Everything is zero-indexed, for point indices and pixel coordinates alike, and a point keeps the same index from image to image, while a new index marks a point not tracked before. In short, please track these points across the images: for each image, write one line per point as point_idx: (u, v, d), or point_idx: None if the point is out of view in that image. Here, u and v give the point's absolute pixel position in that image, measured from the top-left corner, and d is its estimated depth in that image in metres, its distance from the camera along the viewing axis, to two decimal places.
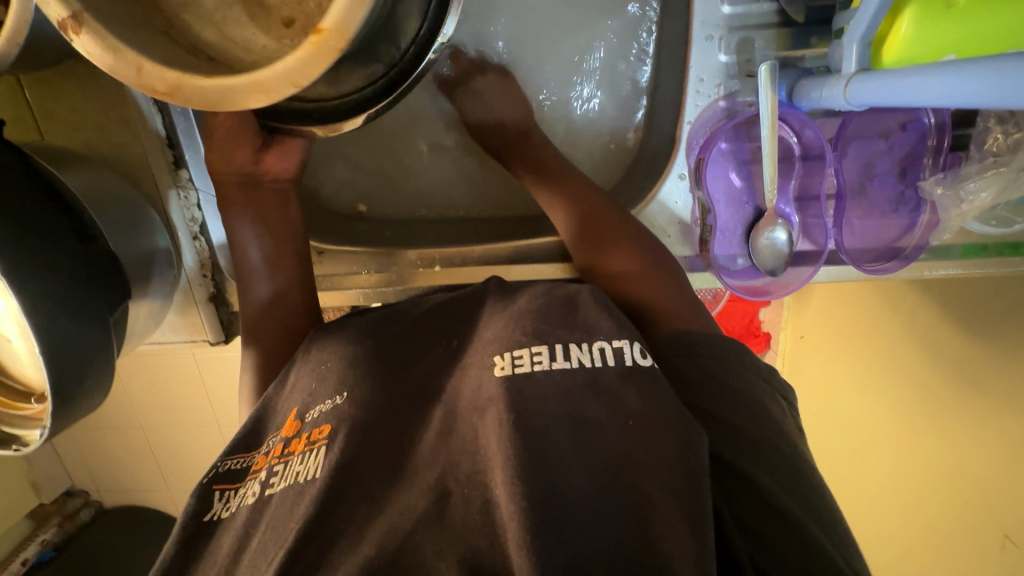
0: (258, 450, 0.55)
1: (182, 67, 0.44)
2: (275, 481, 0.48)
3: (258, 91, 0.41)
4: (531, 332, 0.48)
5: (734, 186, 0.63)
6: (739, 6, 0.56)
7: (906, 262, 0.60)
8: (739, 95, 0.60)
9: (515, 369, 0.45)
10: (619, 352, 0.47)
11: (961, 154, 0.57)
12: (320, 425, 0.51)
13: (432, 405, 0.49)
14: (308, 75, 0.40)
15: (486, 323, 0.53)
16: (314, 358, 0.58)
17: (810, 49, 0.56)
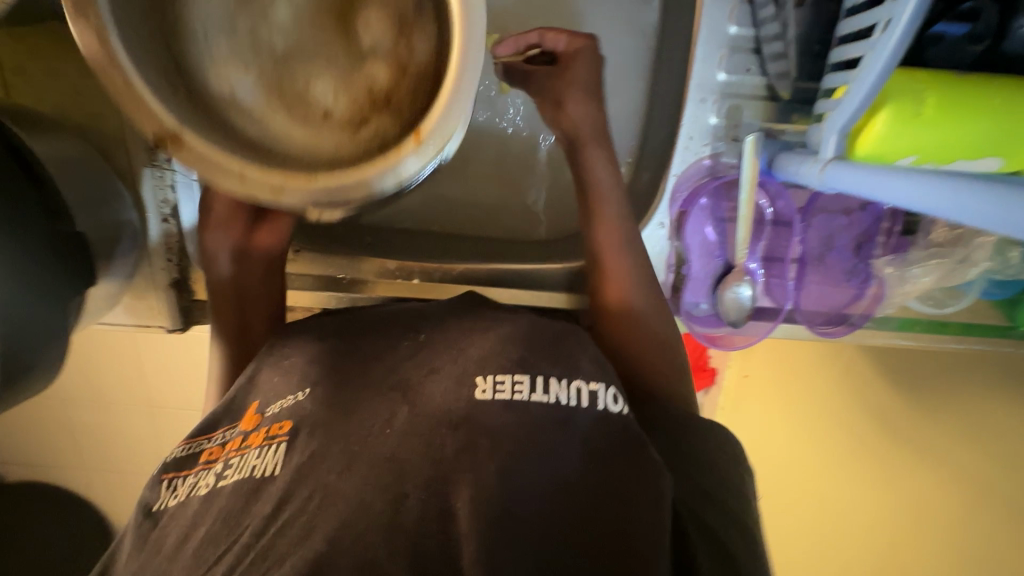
0: (212, 438, 0.53)
1: (250, 158, 0.36)
2: (228, 474, 0.47)
3: (351, 191, 0.35)
4: (516, 359, 0.47)
5: (708, 240, 0.67)
6: (733, 75, 0.60)
7: (852, 328, 0.66)
8: (722, 156, 0.63)
9: (496, 394, 0.45)
10: (593, 394, 0.47)
11: (909, 238, 0.64)
12: (281, 420, 0.49)
13: (396, 402, 0.46)
14: (399, 176, 0.35)
15: (462, 332, 0.53)
16: (277, 355, 0.57)
17: (791, 125, 0.60)
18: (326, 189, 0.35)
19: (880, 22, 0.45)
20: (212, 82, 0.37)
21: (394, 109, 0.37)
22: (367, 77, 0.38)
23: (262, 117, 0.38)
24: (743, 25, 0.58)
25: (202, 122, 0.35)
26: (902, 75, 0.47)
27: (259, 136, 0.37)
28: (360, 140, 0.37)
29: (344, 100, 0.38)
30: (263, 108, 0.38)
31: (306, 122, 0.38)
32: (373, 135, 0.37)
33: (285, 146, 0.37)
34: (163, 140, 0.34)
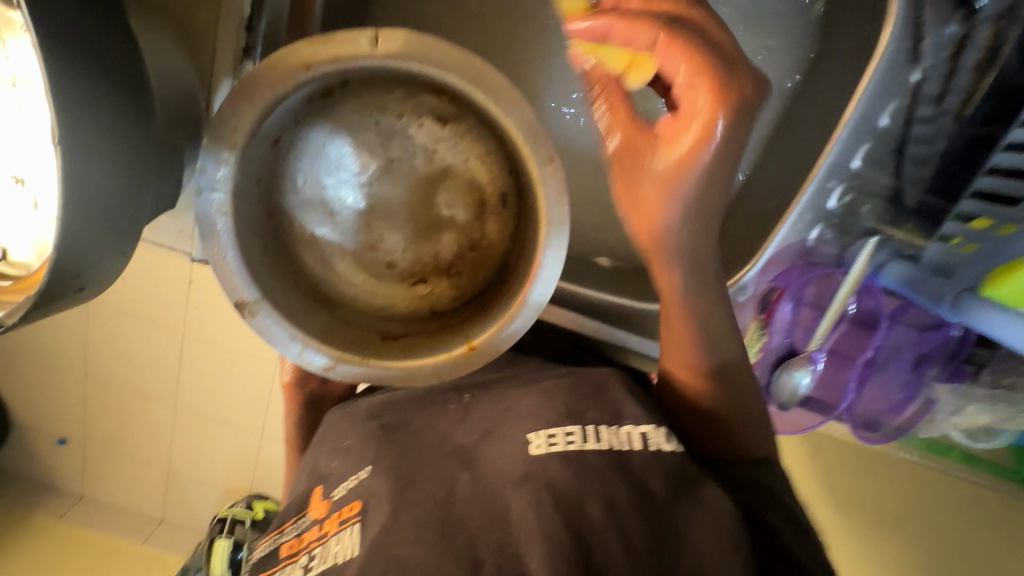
0: (286, 528, 0.51)
1: (325, 335, 0.48)
2: (313, 565, 0.44)
3: (405, 379, 0.46)
4: (565, 412, 0.46)
5: (783, 315, 0.66)
6: (866, 166, 0.58)
7: (885, 436, 0.70)
8: (824, 243, 0.63)
9: (549, 449, 0.43)
10: (644, 435, 0.44)
11: (971, 370, 0.62)
12: (350, 500, 0.46)
13: (455, 469, 0.45)
14: (448, 374, 0.47)
15: (511, 391, 0.52)
16: (347, 419, 0.56)
17: (900, 230, 0.61)
18: (377, 379, 0.46)
19: None
20: (301, 225, 0.52)
21: (452, 279, 0.54)
22: (431, 249, 0.53)
23: (332, 258, 0.53)
24: (894, 118, 0.56)
25: (290, 285, 0.50)
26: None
27: (334, 280, 0.53)
28: (412, 296, 0.54)
29: (409, 258, 0.53)
30: (340, 254, 0.52)
31: (373, 273, 0.53)
32: (424, 293, 0.54)
33: (351, 288, 0.53)
34: (241, 308, 0.45)
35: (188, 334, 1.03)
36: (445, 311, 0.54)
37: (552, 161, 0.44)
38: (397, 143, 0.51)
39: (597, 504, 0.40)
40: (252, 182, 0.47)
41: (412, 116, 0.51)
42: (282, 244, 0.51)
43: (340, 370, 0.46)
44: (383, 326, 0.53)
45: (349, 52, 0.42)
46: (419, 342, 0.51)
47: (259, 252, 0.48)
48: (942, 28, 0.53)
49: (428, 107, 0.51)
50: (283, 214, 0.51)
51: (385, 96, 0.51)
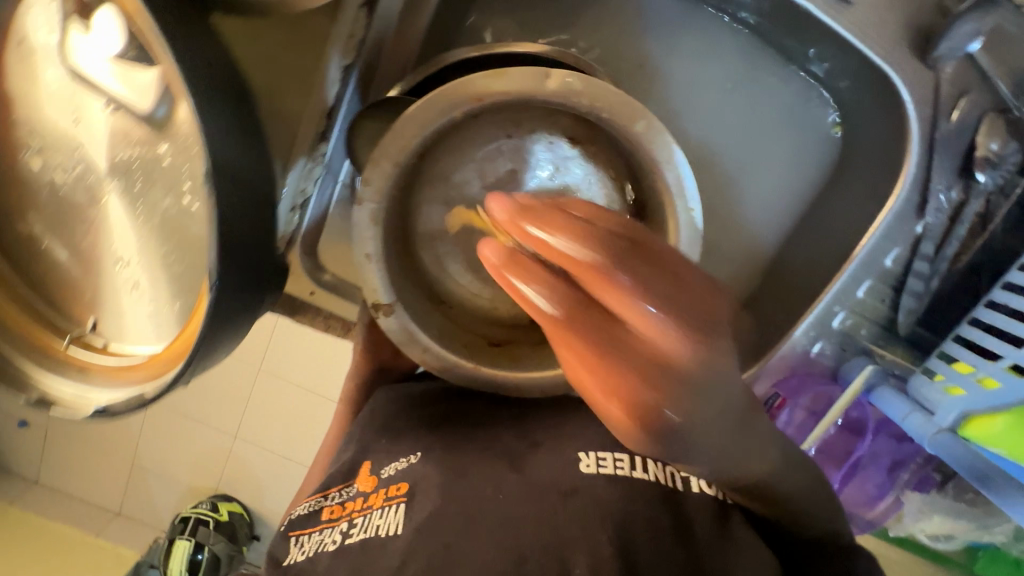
0: (328, 496, 0.60)
1: (447, 340, 0.60)
2: (355, 532, 0.53)
3: (514, 390, 0.57)
4: (614, 438, 0.53)
5: (782, 419, 0.76)
6: (868, 296, 0.70)
7: (864, 528, 0.78)
8: (823, 353, 0.74)
9: (599, 469, 0.50)
10: (688, 476, 0.51)
11: (939, 481, 0.73)
12: (398, 481, 0.55)
13: (505, 472, 0.52)
14: (547, 389, 0.56)
15: (552, 412, 0.59)
16: (399, 411, 0.64)
17: (887, 351, 0.72)
18: (491, 383, 0.57)
19: None
20: (427, 224, 0.63)
21: None
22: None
23: (447, 267, 0.64)
24: (896, 260, 0.68)
25: (418, 291, 0.62)
26: None
27: (446, 280, 0.64)
28: (514, 305, 0.64)
29: (510, 266, 0.63)
30: (452, 256, 0.63)
31: (483, 283, 0.63)
32: (525, 303, 0.64)
33: (461, 291, 0.64)
34: (381, 308, 0.56)
35: None
36: (542, 321, 0.64)
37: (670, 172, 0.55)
38: (521, 154, 0.62)
39: (642, 529, 0.46)
40: (400, 191, 0.59)
41: (543, 135, 0.61)
42: (406, 253, 0.63)
43: (461, 371, 0.57)
44: (490, 330, 0.64)
45: (501, 90, 0.54)
46: (523, 350, 0.61)
47: (393, 255, 0.60)
48: (947, 191, 0.65)
49: (561, 128, 0.61)
50: (409, 218, 0.63)
51: (521, 114, 0.61)
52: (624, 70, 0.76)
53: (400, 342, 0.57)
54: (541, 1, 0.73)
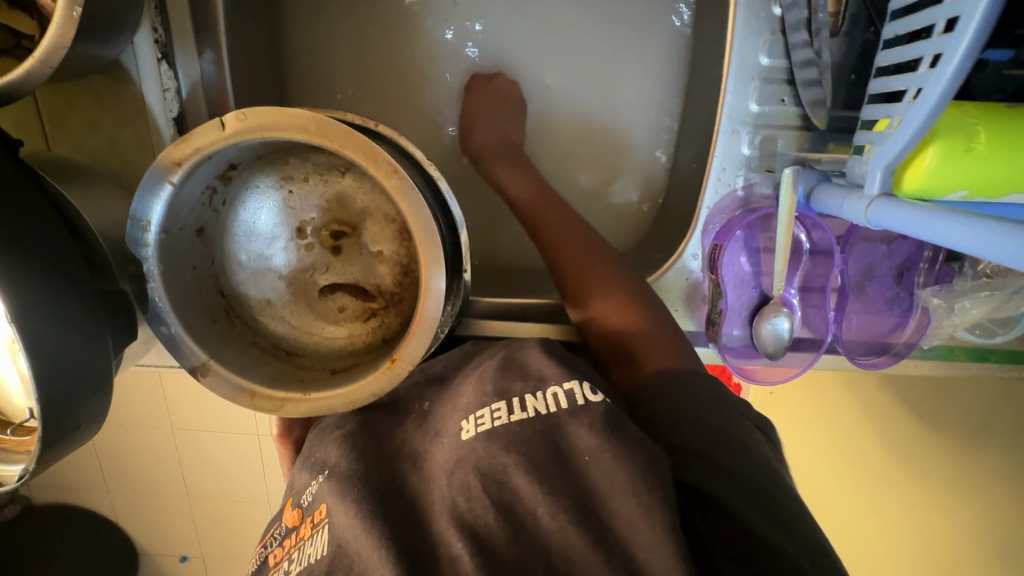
0: (269, 540, 0.52)
1: (283, 380, 0.53)
2: (290, 569, 0.46)
3: (346, 405, 0.49)
4: (492, 390, 0.47)
5: (743, 270, 0.64)
6: (765, 105, 0.59)
7: (897, 358, 0.64)
8: (756, 187, 0.62)
9: (478, 430, 0.45)
10: (570, 394, 0.45)
11: (954, 266, 0.62)
12: (317, 505, 0.48)
13: (406, 471, 0.48)
14: (381, 390, 0.49)
15: (461, 383, 0.53)
16: (314, 439, 0.54)
17: (827, 153, 0.60)
18: (322, 411, 0.50)
19: (928, 55, 0.43)
20: (252, 294, 0.57)
21: (393, 306, 0.60)
22: (373, 280, 0.60)
23: (290, 316, 0.59)
24: (773, 53, 0.57)
25: (236, 344, 0.54)
26: (953, 110, 0.45)
27: (294, 336, 0.58)
28: (366, 330, 0.60)
29: (354, 300, 0.60)
30: (292, 311, 0.59)
31: (327, 317, 0.60)
32: (376, 326, 0.60)
33: (305, 342, 0.59)
34: (196, 369, 0.50)
35: (173, 431, 1.19)
36: (395, 335, 0.59)
37: (399, 173, 0.45)
38: (302, 204, 0.58)
39: (529, 477, 0.41)
40: (188, 272, 0.53)
41: (316, 176, 0.58)
42: (231, 314, 0.56)
43: (293, 406, 0.50)
44: (341, 361, 0.58)
45: (207, 142, 0.47)
46: (363, 365, 0.55)
47: (209, 326, 0.53)
48: None
49: (322, 165, 0.58)
50: (232, 291, 0.57)
51: (283, 168, 0.58)
52: (418, 20, 0.72)
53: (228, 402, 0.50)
54: (329, 3, 0.72)
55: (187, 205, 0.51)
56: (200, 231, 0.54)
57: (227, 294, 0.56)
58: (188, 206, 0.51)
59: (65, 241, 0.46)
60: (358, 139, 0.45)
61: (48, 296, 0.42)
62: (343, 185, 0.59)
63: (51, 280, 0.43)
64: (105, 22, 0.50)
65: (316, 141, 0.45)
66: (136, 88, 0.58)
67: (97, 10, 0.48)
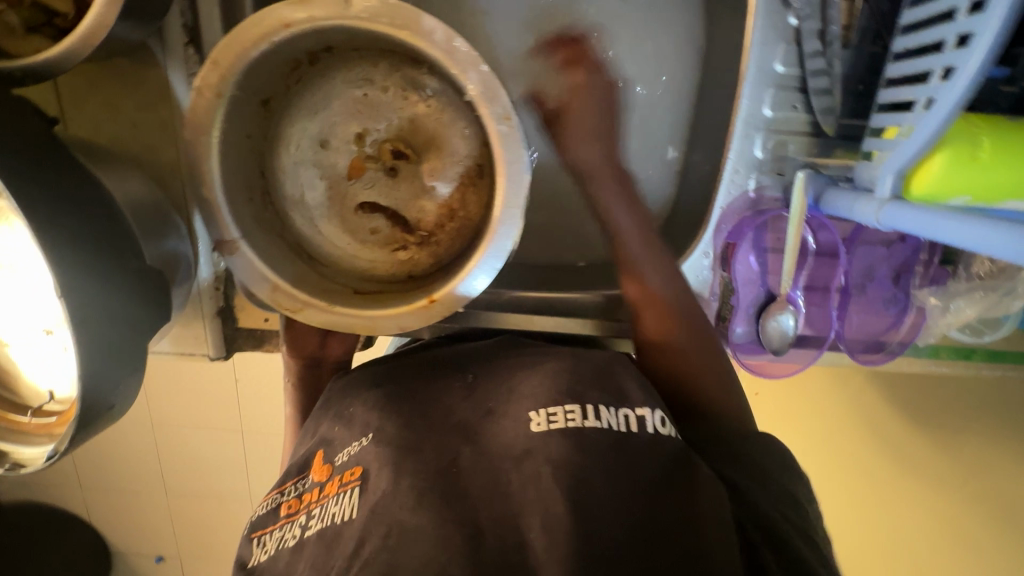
0: (286, 490, 0.51)
1: (309, 286, 0.54)
2: (312, 524, 0.45)
3: (366, 326, 0.51)
4: (565, 391, 0.45)
5: (752, 270, 0.67)
6: (779, 111, 0.62)
7: (892, 356, 0.67)
8: (767, 189, 0.65)
9: (552, 426, 0.42)
10: (641, 418, 0.44)
11: (949, 270, 0.65)
12: (351, 466, 0.46)
13: (458, 443, 0.44)
14: (412, 324, 0.51)
15: (514, 368, 0.51)
16: (337, 405, 0.55)
17: (834, 159, 0.63)
18: (350, 315, 0.51)
19: (939, 68, 0.46)
20: (290, 187, 0.60)
21: (430, 247, 0.60)
22: (415, 215, 0.61)
23: (317, 217, 0.60)
24: (788, 63, 0.60)
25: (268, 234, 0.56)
26: (962, 122, 0.48)
27: (319, 240, 0.60)
28: (393, 260, 0.61)
29: (387, 231, 0.61)
30: (325, 216, 0.60)
31: (354, 232, 0.61)
32: (405, 259, 0.61)
33: (333, 249, 0.61)
34: (222, 242, 0.51)
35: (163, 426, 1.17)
36: (422, 274, 0.60)
37: (508, 121, 0.47)
38: (374, 113, 0.59)
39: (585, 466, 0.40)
40: (243, 137, 0.54)
41: (396, 89, 0.59)
42: (267, 197, 0.58)
43: (318, 303, 0.51)
44: (364, 284, 0.59)
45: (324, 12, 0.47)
46: (390, 294, 0.56)
47: (244, 202, 0.54)
48: None
49: (408, 80, 0.58)
50: (272, 175, 0.59)
51: (370, 70, 0.58)
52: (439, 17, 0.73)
53: (247, 283, 0.51)
54: None
55: (266, 77, 0.54)
56: (266, 103, 0.57)
57: (267, 175, 0.59)
58: (269, 77, 0.54)
59: (102, 216, 0.45)
60: (482, 71, 0.47)
61: (89, 272, 0.42)
62: (425, 110, 0.59)
63: (92, 257, 0.43)
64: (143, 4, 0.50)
65: (433, 50, 0.47)
66: (161, 74, 0.58)
67: None
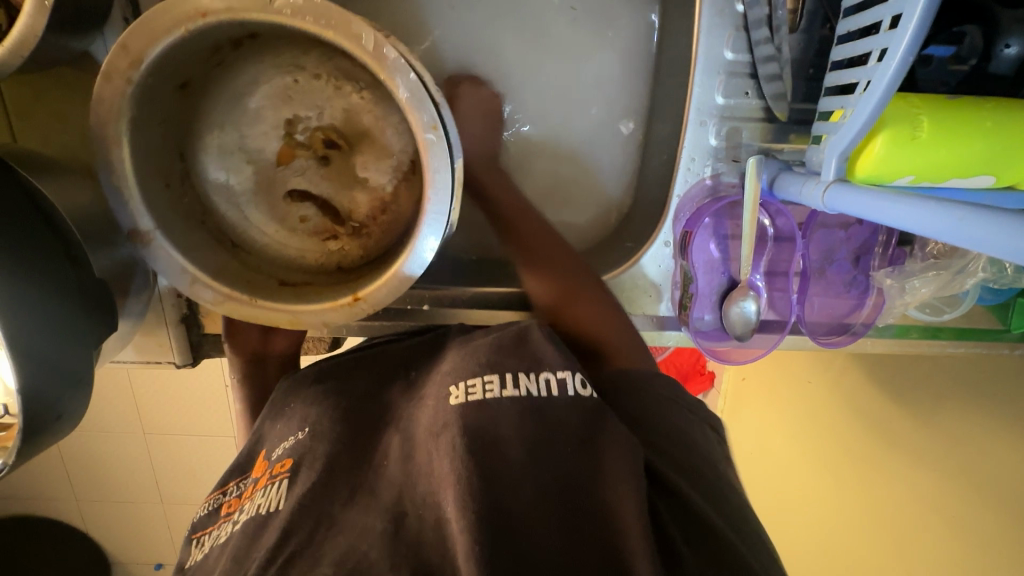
0: (228, 489, 0.52)
1: (236, 281, 0.55)
2: (240, 518, 0.46)
3: (292, 321, 0.53)
4: (485, 361, 0.45)
5: (712, 256, 0.68)
6: (731, 98, 0.62)
7: (855, 337, 0.68)
8: (723, 176, 0.65)
9: (468, 398, 0.42)
10: (562, 382, 0.43)
11: (906, 250, 0.67)
12: (284, 458, 0.48)
13: (390, 433, 0.46)
14: (331, 320, 0.53)
15: (448, 352, 0.52)
16: (283, 403, 0.55)
17: (788, 144, 0.63)
18: (269, 309, 0.53)
19: (876, 50, 0.46)
20: (212, 171, 0.59)
21: (360, 238, 0.62)
22: (346, 205, 0.62)
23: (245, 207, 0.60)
24: (737, 50, 0.60)
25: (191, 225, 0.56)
26: (899, 101, 0.48)
27: (246, 228, 0.61)
28: (321, 250, 0.62)
29: (317, 221, 0.62)
30: (251, 202, 0.60)
31: (280, 218, 0.61)
32: (334, 250, 0.62)
33: (261, 235, 0.61)
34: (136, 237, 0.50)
35: (146, 435, 1.17)
36: (350, 266, 0.62)
37: (435, 130, 0.47)
38: (303, 101, 0.60)
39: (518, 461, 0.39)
40: (159, 116, 0.53)
41: (329, 77, 0.59)
42: (186, 175, 0.58)
43: (236, 300, 0.53)
44: (289, 274, 0.61)
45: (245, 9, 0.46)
46: (316, 287, 0.58)
47: (161, 189, 0.54)
48: None
49: (342, 71, 0.59)
50: (192, 157, 0.58)
51: (299, 57, 0.59)
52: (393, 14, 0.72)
53: (165, 275, 0.52)
54: None
55: (178, 69, 0.53)
56: (184, 85, 0.56)
57: (186, 158, 0.58)
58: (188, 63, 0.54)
59: (38, 229, 0.45)
60: (410, 79, 0.46)
61: (21, 282, 0.42)
62: (360, 102, 0.60)
63: (27, 264, 0.43)
64: (75, 13, 0.49)
65: (364, 57, 0.47)
66: None
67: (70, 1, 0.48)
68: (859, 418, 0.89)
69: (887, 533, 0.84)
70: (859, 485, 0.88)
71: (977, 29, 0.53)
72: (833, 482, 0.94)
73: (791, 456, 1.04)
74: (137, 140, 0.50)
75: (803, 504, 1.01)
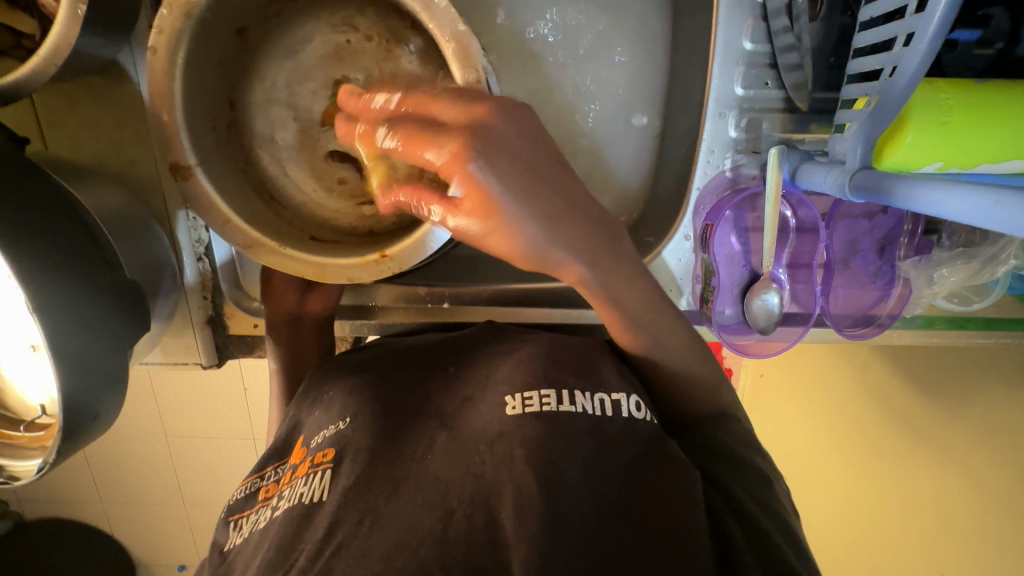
0: (263, 473, 0.53)
1: (266, 229, 0.56)
2: (280, 504, 0.46)
3: (318, 272, 0.54)
4: (540, 376, 0.45)
5: (733, 249, 0.67)
6: (751, 89, 0.62)
7: (880, 329, 0.66)
8: (744, 168, 0.64)
9: (526, 409, 0.43)
10: (616, 403, 0.45)
11: (932, 240, 0.65)
12: (324, 448, 0.48)
13: (434, 430, 0.45)
14: (359, 274, 0.53)
15: (493, 356, 0.52)
16: (316, 393, 0.56)
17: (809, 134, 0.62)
18: (301, 256, 0.54)
19: (902, 34, 0.46)
20: (259, 126, 0.61)
21: None
22: None
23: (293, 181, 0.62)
24: (757, 40, 0.60)
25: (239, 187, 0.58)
26: (924, 88, 0.47)
27: (282, 183, 0.62)
28: (356, 213, 0.63)
29: (355, 184, 0.63)
30: (293, 157, 0.62)
31: (321, 180, 0.63)
32: (367, 213, 0.62)
33: (300, 193, 0.63)
34: (178, 169, 0.52)
35: (169, 435, 1.19)
36: (382, 230, 0.62)
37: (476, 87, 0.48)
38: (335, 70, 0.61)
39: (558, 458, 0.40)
40: (213, 64, 0.55)
41: (381, 38, 0.61)
42: (232, 128, 0.60)
43: (263, 247, 0.54)
44: (319, 231, 0.62)
45: None
46: (344, 244, 0.58)
47: (209, 129, 0.56)
48: None
49: (393, 32, 0.60)
50: (241, 103, 0.60)
51: (352, 16, 0.61)
52: None
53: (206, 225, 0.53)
54: None
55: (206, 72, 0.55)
56: (243, 31, 0.58)
57: (234, 106, 0.60)
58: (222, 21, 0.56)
59: (76, 234, 0.46)
60: (457, 29, 0.47)
61: (64, 287, 0.43)
62: (398, 67, 0.60)
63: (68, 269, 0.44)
64: (105, 21, 0.50)
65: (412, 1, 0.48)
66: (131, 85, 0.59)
67: (101, 9, 0.49)
68: (885, 413, 0.87)
69: (911, 531, 0.82)
70: (883, 483, 0.87)
71: (1004, 12, 0.53)
72: (857, 478, 0.93)
73: (814, 451, 1.02)
74: (175, 147, 0.51)
75: (826, 501, 1.00)
